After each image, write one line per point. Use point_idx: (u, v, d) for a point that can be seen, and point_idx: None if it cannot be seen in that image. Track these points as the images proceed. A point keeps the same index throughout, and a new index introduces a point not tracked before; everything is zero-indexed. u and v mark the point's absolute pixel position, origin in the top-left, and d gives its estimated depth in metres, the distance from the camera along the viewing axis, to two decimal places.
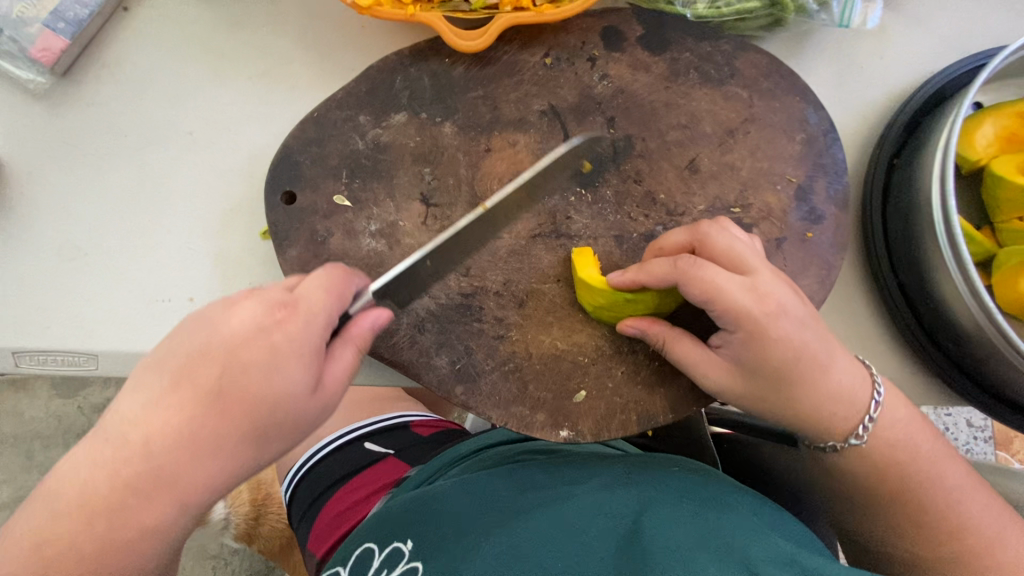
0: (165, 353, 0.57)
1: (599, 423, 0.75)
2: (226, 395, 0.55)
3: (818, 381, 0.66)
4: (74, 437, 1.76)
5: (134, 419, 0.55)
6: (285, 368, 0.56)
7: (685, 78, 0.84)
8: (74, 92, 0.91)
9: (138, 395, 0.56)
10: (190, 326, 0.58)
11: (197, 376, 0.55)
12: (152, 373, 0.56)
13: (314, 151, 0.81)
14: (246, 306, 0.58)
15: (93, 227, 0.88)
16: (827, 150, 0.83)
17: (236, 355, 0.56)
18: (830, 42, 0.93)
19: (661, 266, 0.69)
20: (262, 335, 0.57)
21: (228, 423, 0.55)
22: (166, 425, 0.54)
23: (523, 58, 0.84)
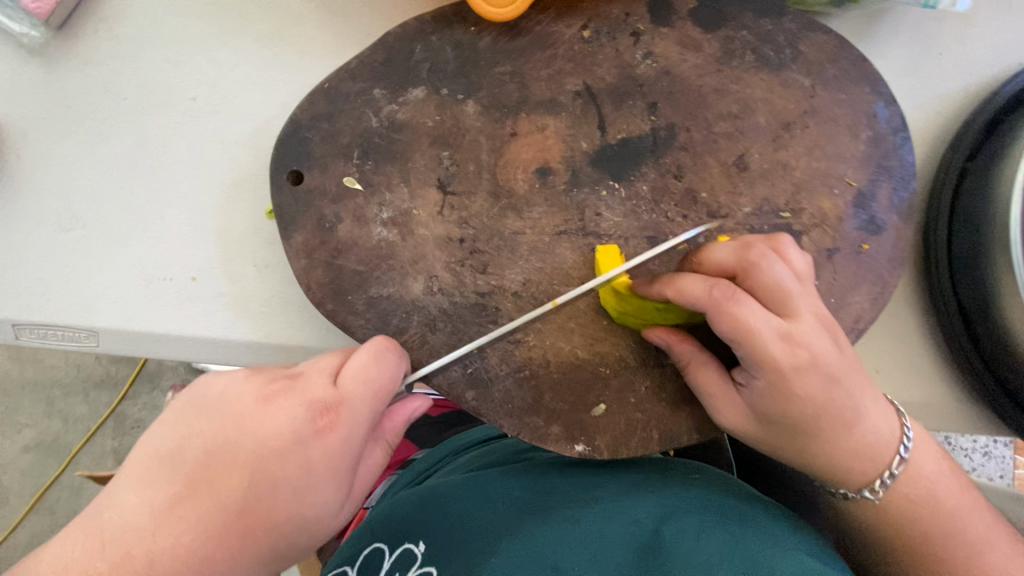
0: (187, 449, 0.55)
1: (617, 439, 0.70)
2: (249, 506, 0.54)
3: (838, 434, 0.62)
4: (92, 387, 1.78)
5: (138, 525, 0.51)
6: (319, 491, 0.57)
7: (740, 60, 0.74)
8: (70, 47, 0.84)
9: (149, 493, 0.53)
10: (216, 417, 0.57)
11: (220, 481, 0.54)
12: (170, 469, 0.54)
13: (324, 127, 0.74)
14: (284, 409, 0.57)
15: (92, 197, 0.83)
16: (895, 151, 0.74)
17: (273, 469, 0.55)
18: (907, 23, 0.81)
19: (695, 286, 0.62)
20: (298, 447, 0.56)
21: (244, 537, 0.54)
22: (179, 543, 0.51)
23: (558, 30, 0.75)
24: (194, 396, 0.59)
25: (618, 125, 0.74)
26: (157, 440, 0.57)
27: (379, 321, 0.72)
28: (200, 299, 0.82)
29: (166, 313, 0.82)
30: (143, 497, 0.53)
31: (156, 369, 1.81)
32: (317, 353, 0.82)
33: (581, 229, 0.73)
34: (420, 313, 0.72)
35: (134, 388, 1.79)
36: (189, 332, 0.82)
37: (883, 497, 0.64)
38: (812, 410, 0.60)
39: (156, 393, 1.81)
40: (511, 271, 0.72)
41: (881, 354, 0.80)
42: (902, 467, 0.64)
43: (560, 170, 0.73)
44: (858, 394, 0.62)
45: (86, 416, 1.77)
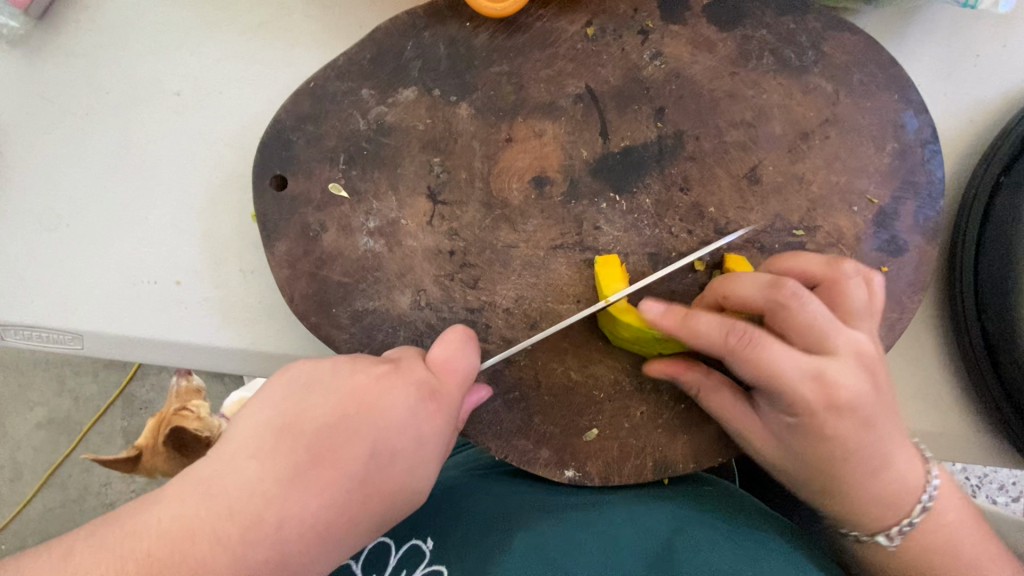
0: (314, 422, 0.51)
1: (609, 466, 0.67)
2: (371, 481, 0.51)
3: (862, 479, 0.58)
4: (100, 366, 1.80)
5: (270, 492, 0.48)
6: (424, 467, 0.54)
7: (757, 62, 0.68)
8: (52, 37, 0.81)
9: (273, 462, 0.49)
10: (333, 394, 0.52)
11: (347, 455, 0.50)
12: (289, 441, 0.50)
13: (309, 129, 0.70)
14: (400, 391, 0.53)
15: (76, 195, 0.80)
16: (923, 166, 0.68)
17: (387, 445, 0.52)
18: (945, 21, 0.74)
19: (712, 327, 0.58)
20: (411, 428, 0.53)
21: (360, 511, 0.51)
22: (303, 510, 0.49)
23: (560, 27, 0.70)
24: (302, 373, 0.54)
25: (622, 132, 0.69)
26: (266, 411, 0.52)
27: (364, 336, 0.69)
28: (186, 303, 0.80)
29: (151, 317, 0.80)
30: (261, 467, 0.49)
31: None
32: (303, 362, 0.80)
33: (578, 244, 0.68)
34: (406, 328, 0.68)
35: (141, 369, 1.80)
36: (173, 337, 0.80)
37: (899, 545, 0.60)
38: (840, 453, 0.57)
39: (163, 375, 1.82)
40: (503, 287, 0.68)
41: (896, 380, 0.76)
42: (923, 515, 0.59)
43: (557, 179, 0.69)
44: (890, 435, 0.58)
45: (96, 395, 1.79)
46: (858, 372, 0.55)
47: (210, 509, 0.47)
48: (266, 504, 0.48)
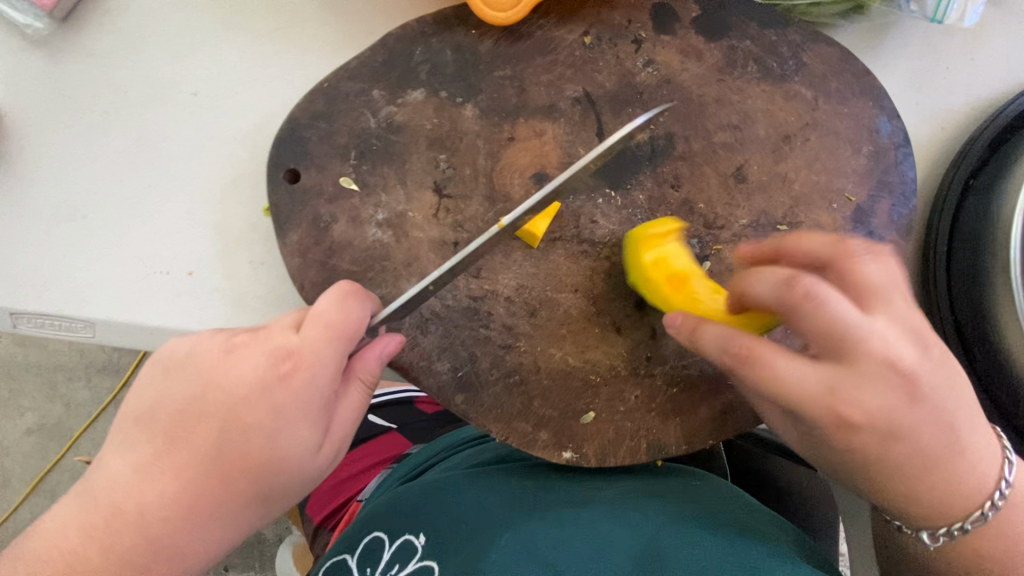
0: (165, 403, 0.56)
1: (605, 448, 0.70)
2: (241, 452, 0.55)
3: (919, 477, 0.59)
4: (94, 371, 1.80)
5: (145, 470, 0.54)
6: (289, 431, 0.56)
7: (742, 70, 0.74)
8: (74, 39, 0.85)
9: (140, 443, 0.55)
10: (187, 373, 0.57)
11: (203, 431, 0.55)
12: (142, 427, 0.56)
13: (322, 127, 0.74)
14: (241, 360, 0.56)
15: (92, 189, 0.84)
16: (896, 167, 0.73)
17: (234, 416, 0.55)
18: (915, 36, 0.80)
19: (714, 339, 0.61)
20: (263, 393, 0.55)
21: (236, 480, 0.55)
22: (163, 492, 0.54)
23: (559, 35, 0.75)
24: (163, 355, 0.59)
25: (617, 133, 0.73)
26: (137, 397, 0.58)
27: None
28: (197, 293, 0.83)
29: (162, 306, 0.83)
30: (142, 449, 0.55)
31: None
32: None
33: (576, 236, 0.72)
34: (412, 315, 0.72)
35: (137, 374, 1.80)
36: (183, 326, 0.82)
37: (944, 544, 0.62)
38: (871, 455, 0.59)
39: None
40: (504, 276, 0.72)
41: None
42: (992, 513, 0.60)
43: (556, 176, 0.73)
44: (942, 434, 0.58)
45: (89, 401, 1.80)
46: (880, 376, 0.55)
47: (106, 491, 0.54)
48: (128, 492, 0.54)
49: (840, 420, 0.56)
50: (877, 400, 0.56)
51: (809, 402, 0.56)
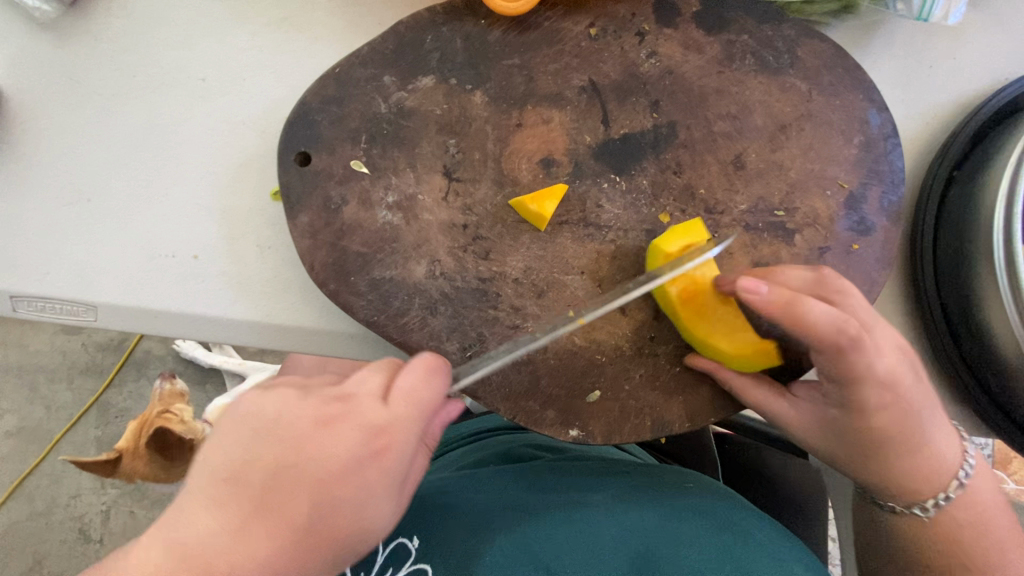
0: (250, 474, 0.53)
1: (611, 426, 0.72)
2: (318, 535, 0.53)
3: (901, 458, 0.66)
4: (77, 373, 1.79)
5: (218, 546, 0.51)
6: (377, 504, 0.55)
7: (740, 63, 0.77)
8: (81, 23, 0.85)
9: (215, 516, 0.52)
10: (277, 441, 0.54)
11: (288, 510, 0.52)
12: (233, 490, 0.53)
13: (333, 111, 0.75)
14: (341, 432, 0.55)
15: (97, 172, 0.84)
16: (886, 156, 0.76)
17: (327, 489, 0.53)
18: (901, 35, 0.85)
19: (814, 335, 0.59)
20: (354, 467, 0.54)
21: (307, 562, 0.53)
22: (252, 560, 0.51)
23: (565, 27, 0.77)
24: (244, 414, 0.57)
25: (621, 121, 0.76)
26: (210, 461, 0.55)
27: (381, 302, 0.73)
28: (202, 277, 0.83)
29: (167, 290, 0.82)
30: (215, 524, 0.52)
31: (142, 357, 1.82)
32: (314, 334, 0.82)
33: (582, 220, 0.74)
34: (421, 296, 0.73)
35: (120, 376, 1.80)
36: (189, 310, 0.82)
37: (934, 515, 0.68)
38: (891, 439, 0.65)
39: (142, 381, 1.81)
40: (512, 258, 0.74)
41: None
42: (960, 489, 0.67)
43: (563, 161, 0.75)
44: (927, 418, 0.65)
45: (70, 403, 1.78)
46: (906, 363, 0.63)
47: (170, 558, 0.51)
48: (217, 557, 0.51)
49: (888, 403, 0.62)
50: (908, 385, 0.63)
51: (877, 389, 0.61)
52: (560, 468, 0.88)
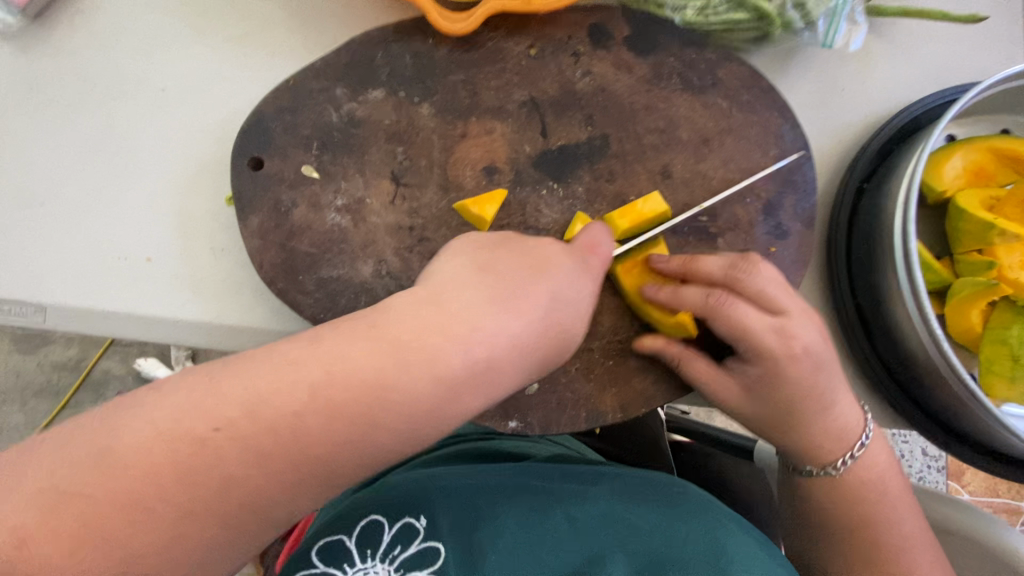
0: (500, 272, 0.63)
1: (548, 417, 0.75)
2: (548, 327, 0.62)
3: (808, 410, 0.72)
4: (31, 394, 1.87)
5: (481, 314, 0.59)
6: (580, 319, 0.66)
7: (667, 83, 0.84)
8: (45, 35, 0.89)
9: (481, 297, 0.60)
10: (515, 253, 0.66)
11: (534, 299, 0.62)
12: (490, 279, 0.62)
13: (286, 119, 0.80)
14: (561, 258, 0.67)
15: (51, 177, 0.86)
16: (799, 167, 0.84)
17: (558, 296, 0.64)
18: (813, 61, 0.93)
19: (693, 296, 0.73)
20: (575, 285, 0.65)
21: (539, 348, 0.61)
22: (504, 337, 0.59)
23: (507, 47, 0.84)
24: (476, 245, 0.67)
25: (559, 133, 0.82)
26: (462, 263, 0.65)
27: (327, 301, 0.76)
28: (154, 278, 0.84)
29: (120, 291, 0.84)
30: (486, 307, 0.60)
31: (101, 376, 1.90)
32: (264, 334, 0.84)
33: (522, 223, 0.79)
34: (367, 295, 0.76)
35: (76, 397, 1.88)
36: (139, 311, 0.83)
37: (843, 472, 0.75)
38: (782, 378, 0.71)
39: (100, 402, 1.90)
40: None
41: None
42: (863, 450, 0.76)
43: (505, 169, 0.80)
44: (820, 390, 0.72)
45: (22, 424, 1.86)
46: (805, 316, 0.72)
47: (434, 314, 0.58)
48: (479, 332, 0.58)
49: (787, 353, 0.69)
50: (810, 338, 0.71)
51: (756, 338, 0.70)
52: (562, 467, 0.91)
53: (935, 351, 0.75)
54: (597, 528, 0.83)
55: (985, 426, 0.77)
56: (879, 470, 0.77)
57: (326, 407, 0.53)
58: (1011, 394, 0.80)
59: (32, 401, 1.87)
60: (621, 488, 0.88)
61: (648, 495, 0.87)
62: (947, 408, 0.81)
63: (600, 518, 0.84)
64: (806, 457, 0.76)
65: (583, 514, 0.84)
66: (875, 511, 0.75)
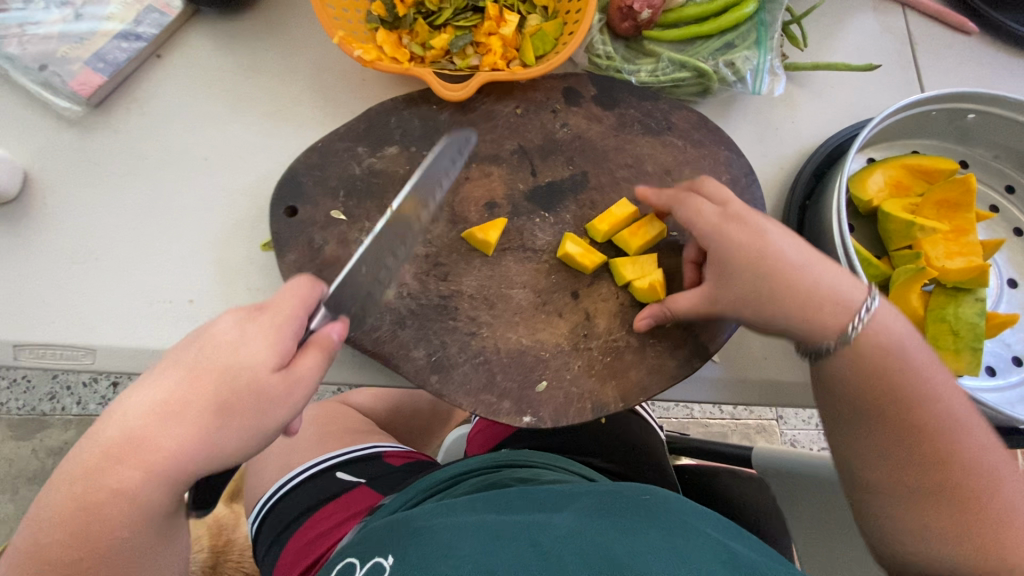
0: (188, 348, 0.66)
1: (558, 410, 0.85)
2: (221, 380, 0.64)
3: (789, 270, 0.77)
4: (23, 482, 2.00)
5: (153, 397, 0.63)
6: (250, 346, 0.66)
7: (631, 129, 1.02)
8: (105, 121, 1.05)
9: (175, 376, 0.64)
10: (212, 334, 0.67)
11: (234, 355, 0.65)
12: (185, 360, 0.65)
13: (316, 173, 0.95)
14: (225, 316, 0.69)
15: (104, 235, 0.98)
16: (748, 189, 1.00)
17: (209, 349, 0.66)
18: (749, 107, 1.13)
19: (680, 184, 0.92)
20: (237, 338, 0.67)
21: (209, 408, 0.63)
22: (148, 398, 0.63)
23: (498, 108, 1.02)
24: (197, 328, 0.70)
25: (546, 172, 0.98)
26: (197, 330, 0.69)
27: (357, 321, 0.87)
28: (196, 318, 0.95)
29: (164, 332, 0.94)
30: (153, 384, 0.64)
31: None
32: None
33: (521, 246, 0.93)
34: (391, 314, 0.88)
35: None
36: (181, 347, 0.93)
37: (858, 334, 0.74)
38: (751, 247, 0.80)
39: None
40: (467, 279, 0.90)
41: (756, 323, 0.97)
42: (869, 317, 0.75)
43: (503, 204, 0.95)
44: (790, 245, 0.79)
45: (11, 516, 1.97)
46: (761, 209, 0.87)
47: (161, 406, 0.63)
48: (168, 407, 0.63)
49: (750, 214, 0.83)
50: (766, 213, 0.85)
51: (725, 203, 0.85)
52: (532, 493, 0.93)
53: None
54: (563, 547, 0.77)
55: None
56: (898, 337, 0.74)
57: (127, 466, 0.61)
58: (959, 366, 0.91)
59: (23, 489, 2.00)
60: (585, 512, 0.86)
61: (619, 513, 0.85)
62: None
63: (559, 540, 0.78)
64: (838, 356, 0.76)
65: (547, 536, 0.80)
66: (899, 367, 0.72)
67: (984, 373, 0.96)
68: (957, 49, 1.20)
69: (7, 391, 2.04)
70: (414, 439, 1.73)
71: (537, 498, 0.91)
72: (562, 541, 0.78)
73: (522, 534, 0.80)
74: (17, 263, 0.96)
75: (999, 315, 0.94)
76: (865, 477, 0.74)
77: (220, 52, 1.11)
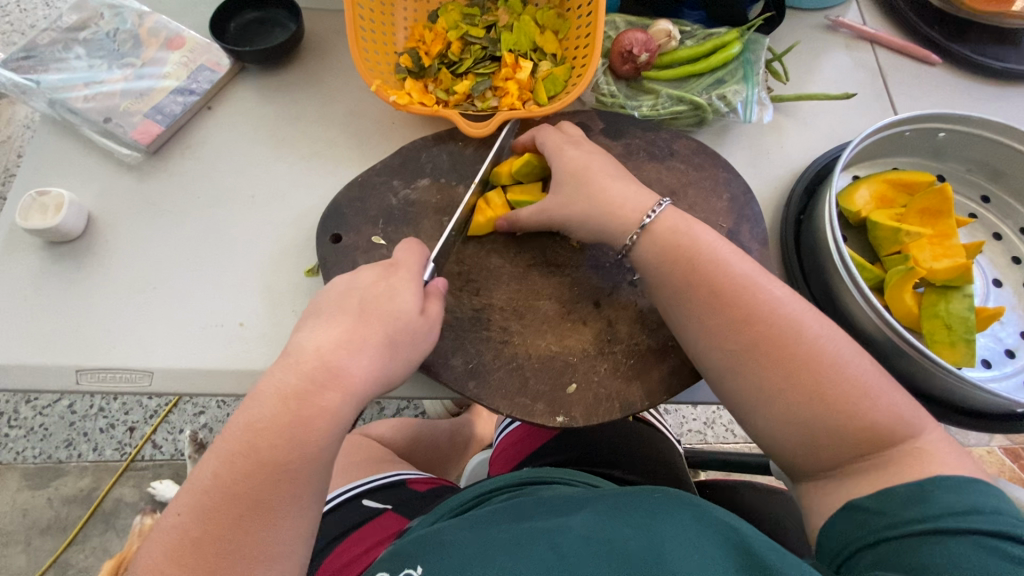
0: (341, 299, 0.84)
1: (588, 409, 0.91)
2: (383, 321, 0.82)
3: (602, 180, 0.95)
4: (36, 532, 1.99)
5: (327, 339, 0.79)
6: (401, 294, 0.85)
7: (637, 156, 1.13)
8: (161, 166, 1.16)
9: (337, 317, 0.81)
10: (357, 287, 0.85)
11: (380, 302, 0.83)
12: (343, 307, 0.83)
13: (358, 205, 1.05)
14: (366, 270, 0.87)
15: (162, 266, 1.07)
16: (747, 205, 1.10)
17: (368, 296, 0.84)
18: (741, 134, 1.25)
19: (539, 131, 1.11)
20: (388, 290, 0.85)
21: (382, 342, 0.81)
22: (328, 337, 0.79)
23: (517, 142, 1.13)
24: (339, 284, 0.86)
25: None
26: (338, 284, 0.86)
27: None
28: (247, 340, 1.02)
29: (217, 354, 1.01)
30: (328, 328, 0.80)
31: (111, 507, 2.02)
32: None
33: (545, 262, 1.02)
34: None
35: (84, 531, 2.00)
36: (233, 367, 1.00)
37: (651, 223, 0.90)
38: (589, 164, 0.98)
39: (107, 535, 2.00)
40: (497, 293, 0.99)
41: None
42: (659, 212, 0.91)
43: None
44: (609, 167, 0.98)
45: (23, 568, 1.96)
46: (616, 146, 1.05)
47: (337, 341, 0.79)
48: (344, 343, 0.79)
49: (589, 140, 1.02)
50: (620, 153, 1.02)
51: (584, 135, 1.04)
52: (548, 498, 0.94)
53: (884, 325, 0.96)
54: (585, 551, 0.79)
55: (941, 384, 0.95)
56: (685, 227, 0.90)
57: (294, 411, 0.74)
58: (956, 357, 0.99)
59: (37, 539, 1.99)
60: (602, 510, 0.86)
61: (634, 507, 0.86)
62: (910, 376, 0.99)
63: (579, 544, 0.79)
64: (646, 244, 0.91)
65: (567, 539, 0.81)
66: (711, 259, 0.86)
67: (980, 365, 1.03)
68: (923, 78, 1.34)
69: (25, 439, 2.05)
70: (435, 468, 1.76)
71: (553, 502, 0.93)
72: (583, 543, 0.80)
73: (543, 540, 0.82)
74: (81, 294, 1.04)
75: (988, 309, 1.02)
76: (713, 363, 0.83)
77: (263, 103, 1.24)
